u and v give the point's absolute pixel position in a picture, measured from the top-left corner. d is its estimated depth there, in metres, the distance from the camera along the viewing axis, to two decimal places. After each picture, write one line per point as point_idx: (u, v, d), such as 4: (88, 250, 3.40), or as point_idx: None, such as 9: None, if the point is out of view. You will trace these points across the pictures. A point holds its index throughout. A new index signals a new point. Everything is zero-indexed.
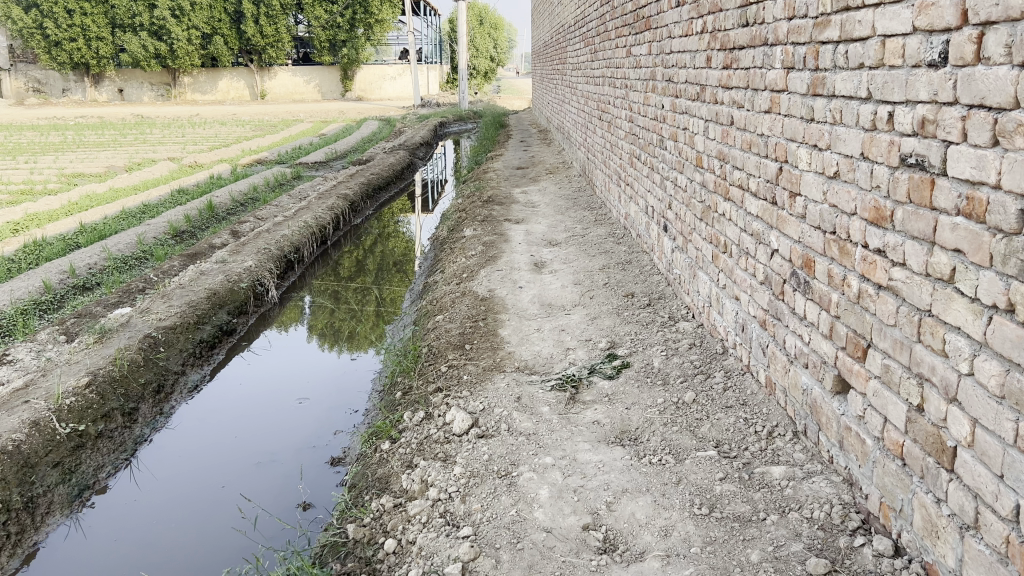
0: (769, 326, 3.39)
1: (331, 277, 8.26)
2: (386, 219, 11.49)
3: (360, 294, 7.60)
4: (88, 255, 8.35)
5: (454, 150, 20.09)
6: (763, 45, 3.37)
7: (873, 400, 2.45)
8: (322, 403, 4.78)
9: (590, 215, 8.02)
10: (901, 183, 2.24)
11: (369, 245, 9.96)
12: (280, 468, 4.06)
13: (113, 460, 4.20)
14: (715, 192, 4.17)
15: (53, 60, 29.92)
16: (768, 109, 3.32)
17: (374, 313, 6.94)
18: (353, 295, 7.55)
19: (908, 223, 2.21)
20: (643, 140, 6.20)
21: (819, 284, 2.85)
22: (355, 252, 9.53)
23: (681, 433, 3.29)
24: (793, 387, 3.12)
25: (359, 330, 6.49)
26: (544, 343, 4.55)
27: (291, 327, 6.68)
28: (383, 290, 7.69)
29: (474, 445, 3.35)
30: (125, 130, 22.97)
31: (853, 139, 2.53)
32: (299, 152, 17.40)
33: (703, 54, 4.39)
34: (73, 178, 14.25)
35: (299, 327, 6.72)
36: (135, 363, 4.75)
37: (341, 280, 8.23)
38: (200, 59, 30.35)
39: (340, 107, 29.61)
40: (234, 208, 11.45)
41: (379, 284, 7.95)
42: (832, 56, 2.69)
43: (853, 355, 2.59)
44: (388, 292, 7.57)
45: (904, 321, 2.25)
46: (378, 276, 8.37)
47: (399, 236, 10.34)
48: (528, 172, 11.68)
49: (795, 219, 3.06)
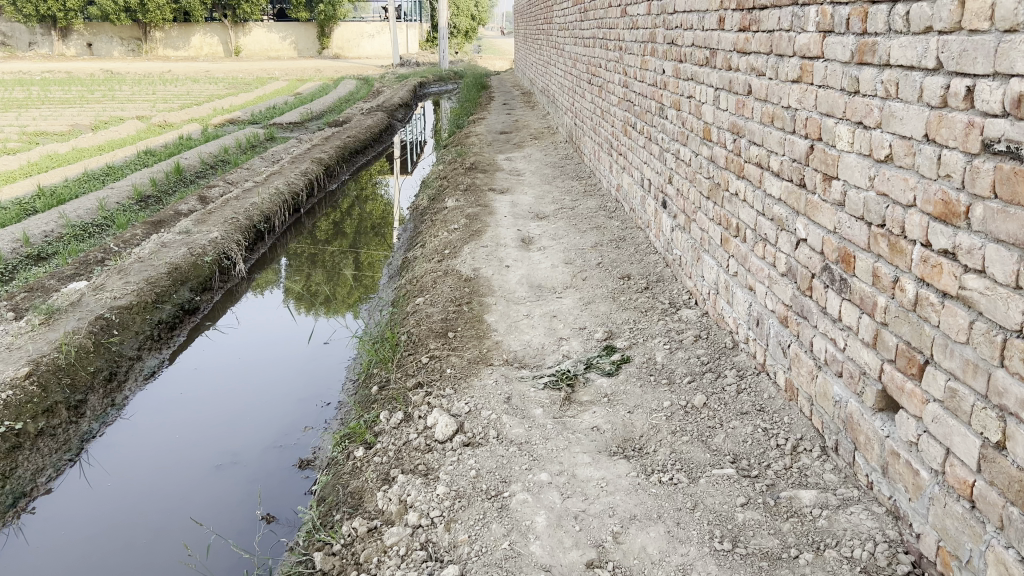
0: (791, 324, 3.03)
1: (309, 241, 7.99)
2: (365, 182, 11.07)
3: (340, 257, 7.38)
4: (44, 222, 7.81)
5: (435, 111, 19.49)
6: (792, 5, 2.96)
7: (931, 427, 2.09)
8: (292, 392, 4.37)
9: (579, 185, 7.62)
10: (982, 174, 1.86)
11: (348, 208, 9.63)
12: (242, 472, 3.65)
13: (55, 461, 3.76)
14: (726, 169, 3.78)
15: (18, 12, 28.57)
16: (797, 78, 2.92)
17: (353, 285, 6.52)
18: (333, 259, 7.32)
19: (992, 223, 1.83)
20: (639, 108, 5.78)
21: (860, 284, 2.48)
22: (332, 217, 9.12)
23: (693, 445, 2.93)
24: (822, 397, 2.76)
25: (338, 295, 6.23)
26: (535, 332, 4.17)
27: (267, 289, 6.45)
28: (363, 253, 7.45)
29: (460, 456, 2.97)
30: (93, 86, 21.99)
31: (914, 118, 2.14)
32: (273, 112, 16.74)
33: (713, 15, 3.96)
34: (35, 137, 13.56)
35: (276, 290, 6.47)
36: (84, 350, 4.30)
37: (320, 243, 7.96)
38: (172, 13, 29.22)
39: (316, 65, 28.81)
40: (203, 171, 10.90)
41: (358, 247, 7.68)
42: (886, 18, 2.28)
43: (905, 370, 2.22)
44: (367, 255, 7.35)
45: (980, 339, 1.88)
46: (357, 239, 8.09)
47: (377, 201, 9.88)
48: (512, 137, 11.21)
49: (829, 206, 2.67)
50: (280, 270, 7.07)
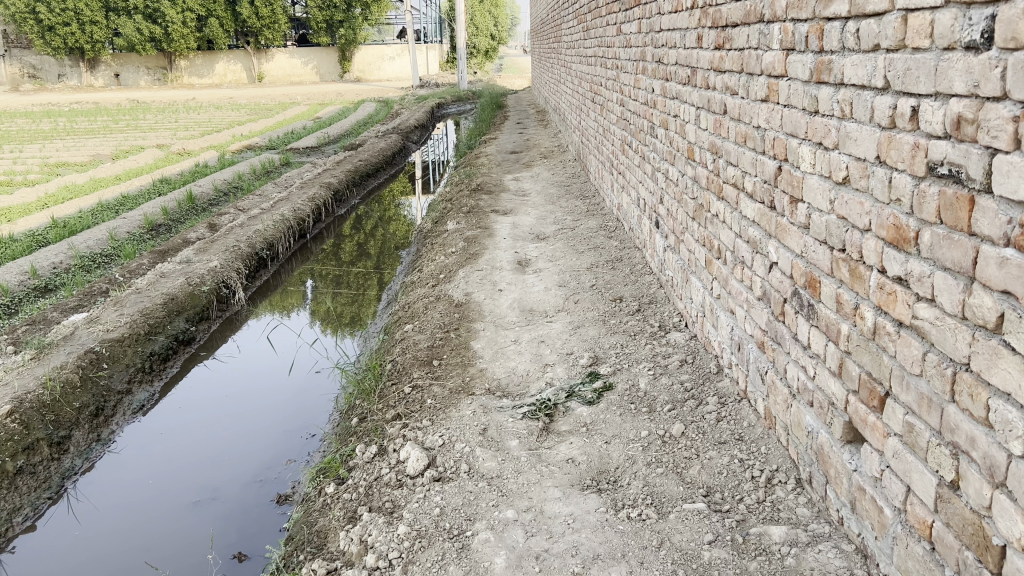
0: (768, 349, 2.93)
1: (333, 263, 8.09)
2: (387, 203, 11.18)
3: (363, 278, 7.45)
4: (53, 254, 7.89)
5: (453, 131, 19.55)
6: (758, 22, 2.88)
7: (892, 462, 1.99)
8: (277, 424, 4.35)
9: (582, 205, 7.53)
10: (929, 199, 1.77)
11: (369, 229, 9.67)
12: (220, 508, 3.61)
13: (33, 500, 3.74)
14: (708, 190, 3.69)
15: (47, 45, 29.16)
16: (765, 97, 2.84)
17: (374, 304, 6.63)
18: (356, 280, 7.41)
19: (938, 249, 1.74)
20: (634, 126, 5.71)
21: (825, 310, 2.38)
22: (355, 238, 9.22)
23: (667, 477, 2.84)
24: (797, 427, 2.66)
25: (362, 314, 6.32)
26: (520, 359, 4.09)
27: (295, 312, 6.60)
28: (386, 273, 7.52)
29: (427, 493, 2.90)
30: (117, 116, 22.36)
31: (866, 139, 2.05)
32: (290, 137, 16.87)
33: (693, 33, 3.89)
34: (56, 168, 13.77)
35: (303, 312, 6.60)
36: (70, 385, 4.29)
37: (343, 264, 8.04)
38: (195, 42, 29.65)
39: (336, 89, 29.05)
40: (216, 199, 10.98)
41: (381, 267, 7.74)
42: (840, 36, 2.20)
43: (867, 402, 2.13)
44: (389, 275, 7.41)
45: (933, 372, 1.78)
46: (381, 259, 8.15)
47: (391, 223, 9.90)
48: (522, 156, 11.16)
49: (796, 229, 2.58)
50: (305, 292, 7.18)
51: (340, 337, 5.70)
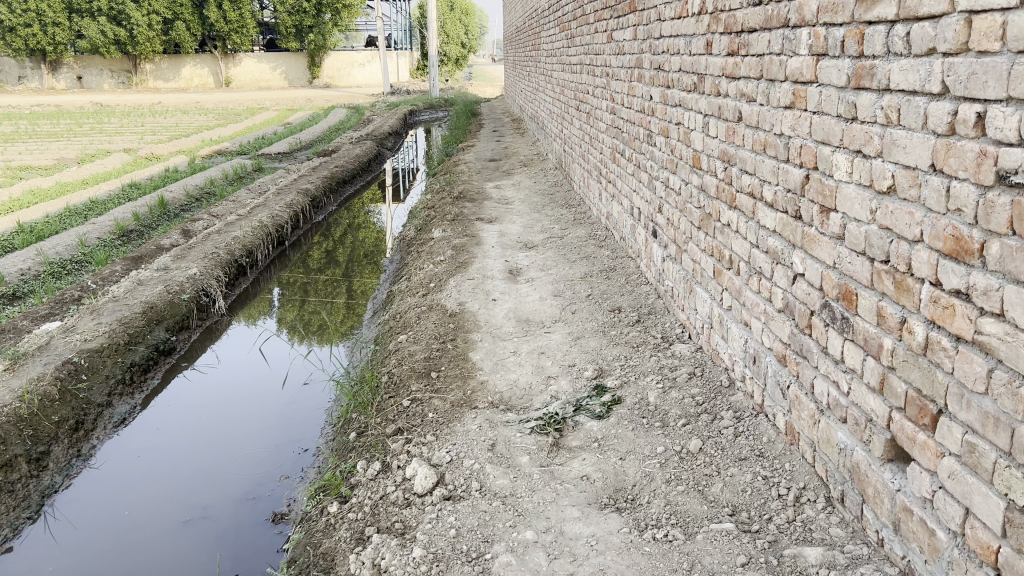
0: (790, 363, 2.85)
1: (300, 270, 7.92)
2: (357, 210, 11.04)
3: (331, 287, 7.29)
4: (21, 260, 7.61)
5: (425, 139, 19.42)
6: (783, 27, 2.81)
7: (947, 483, 1.91)
8: (269, 439, 4.17)
9: (568, 213, 7.45)
10: (998, 209, 1.69)
11: (340, 237, 9.49)
12: (212, 527, 3.44)
13: (11, 520, 3.54)
14: (717, 199, 3.62)
15: (8, 47, 28.50)
16: (789, 104, 2.77)
17: (345, 312, 6.50)
18: (323, 288, 7.25)
19: (1010, 262, 1.66)
20: (627, 135, 5.64)
21: (863, 323, 2.30)
22: (325, 245, 9.06)
23: (689, 495, 2.74)
24: (826, 443, 2.58)
25: (328, 324, 6.20)
26: (522, 371, 3.98)
27: (260, 320, 6.46)
28: (354, 281, 7.35)
29: (439, 513, 2.77)
30: (82, 119, 21.93)
31: (918, 146, 1.98)
32: (261, 143, 16.62)
33: (701, 39, 3.82)
34: (19, 172, 13.39)
35: (268, 320, 6.46)
36: (49, 398, 4.10)
37: (310, 272, 7.87)
38: (162, 45, 29.17)
39: (306, 95, 28.75)
40: (188, 205, 10.73)
41: (351, 276, 7.57)
42: (884, 40, 2.13)
43: (915, 420, 2.05)
44: (359, 283, 7.25)
45: (1000, 391, 1.71)
46: (349, 267, 7.96)
47: (366, 230, 9.74)
48: (502, 164, 11.06)
49: (828, 240, 2.51)
50: (271, 301, 7.03)
51: (325, 346, 5.55)
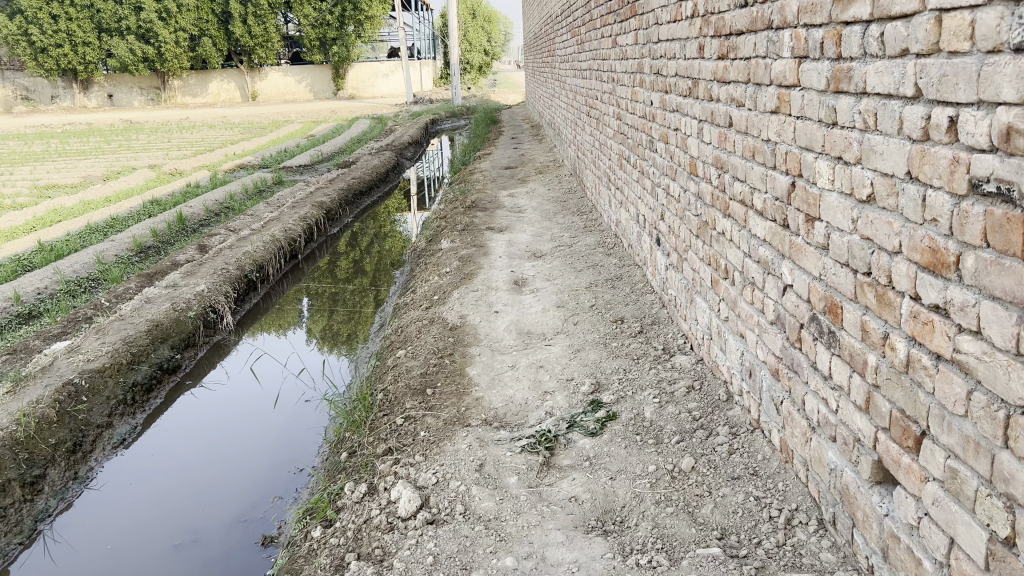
0: (783, 378, 2.74)
1: (329, 280, 7.96)
2: (382, 219, 11.08)
3: (361, 294, 7.32)
4: (38, 279, 7.68)
5: (447, 147, 19.42)
6: (766, 29, 2.71)
7: (932, 510, 1.80)
8: (264, 459, 4.13)
9: (580, 220, 7.35)
10: (973, 219, 1.58)
11: (365, 246, 9.52)
12: (203, 551, 3.40)
13: (3, 546, 3.51)
14: (713, 206, 3.51)
15: (40, 67, 29.00)
16: (775, 109, 2.66)
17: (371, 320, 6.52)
18: (353, 296, 7.28)
19: (985, 276, 1.55)
20: (632, 141, 5.54)
21: (848, 338, 2.19)
22: (351, 255, 9.09)
23: (677, 517, 2.64)
24: (818, 463, 2.47)
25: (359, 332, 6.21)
26: (519, 386, 3.89)
27: (291, 330, 6.51)
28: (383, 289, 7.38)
29: (420, 538, 2.71)
30: (110, 136, 22.25)
31: (894, 152, 1.87)
32: (282, 155, 16.72)
33: (694, 43, 3.72)
34: (46, 190, 13.58)
35: (299, 331, 6.52)
36: (47, 420, 4.08)
37: (339, 282, 7.91)
38: (188, 61, 29.54)
39: (330, 106, 28.94)
40: (207, 219, 10.79)
41: (378, 284, 7.59)
42: (860, 41, 2.02)
43: (900, 442, 1.94)
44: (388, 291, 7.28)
45: (980, 414, 1.59)
46: (378, 275, 8.01)
47: (391, 239, 9.76)
48: (517, 172, 10.98)
49: (813, 250, 2.40)
50: (301, 310, 7.10)
51: (334, 360, 5.52)
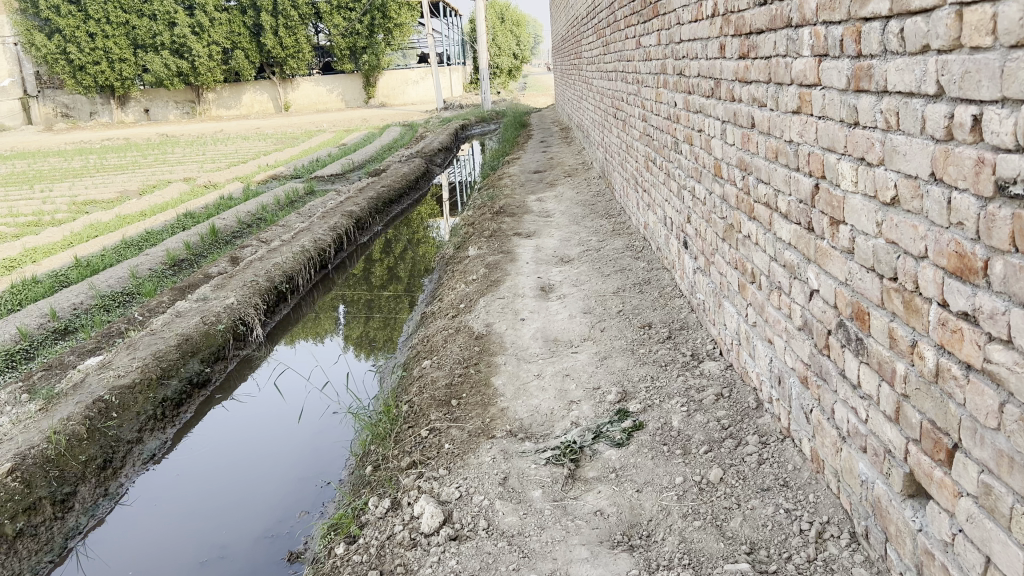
0: (811, 386, 2.66)
1: (364, 288, 7.99)
2: (415, 226, 11.10)
3: (395, 301, 7.33)
4: (74, 294, 7.78)
5: (478, 152, 19.42)
6: (786, 27, 2.63)
7: (966, 527, 1.72)
8: (291, 473, 4.12)
9: (608, 224, 7.27)
10: (1000, 223, 1.50)
11: (399, 253, 9.53)
12: (231, 568, 3.39)
13: (33, 565, 3.52)
14: (737, 209, 3.43)
15: (78, 84, 29.50)
16: (796, 109, 2.58)
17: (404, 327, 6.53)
18: (388, 303, 7.29)
19: (1014, 283, 1.47)
20: (657, 143, 5.47)
21: (876, 345, 2.11)
22: (385, 262, 9.12)
23: (705, 531, 2.57)
24: (849, 474, 2.38)
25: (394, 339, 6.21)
26: (544, 396, 3.83)
27: (328, 338, 6.54)
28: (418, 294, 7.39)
29: (442, 556, 2.68)
30: (147, 150, 22.56)
31: (918, 153, 1.79)
32: (314, 165, 16.83)
33: (715, 42, 3.64)
34: (84, 206, 13.79)
35: (336, 338, 6.55)
36: (77, 438, 4.12)
37: (374, 289, 7.93)
38: (222, 74, 29.90)
39: (362, 114, 29.11)
40: (240, 231, 10.88)
41: (411, 290, 7.59)
42: (880, 38, 1.94)
43: (931, 454, 1.85)
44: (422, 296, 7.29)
45: (1013, 428, 1.51)
46: (412, 281, 8.02)
47: (422, 245, 9.76)
48: (545, 176, 10.92)
49: (839, 254, 2.32)
50: (337, 318, 7.13)
51: (364, 370, 5.51)
